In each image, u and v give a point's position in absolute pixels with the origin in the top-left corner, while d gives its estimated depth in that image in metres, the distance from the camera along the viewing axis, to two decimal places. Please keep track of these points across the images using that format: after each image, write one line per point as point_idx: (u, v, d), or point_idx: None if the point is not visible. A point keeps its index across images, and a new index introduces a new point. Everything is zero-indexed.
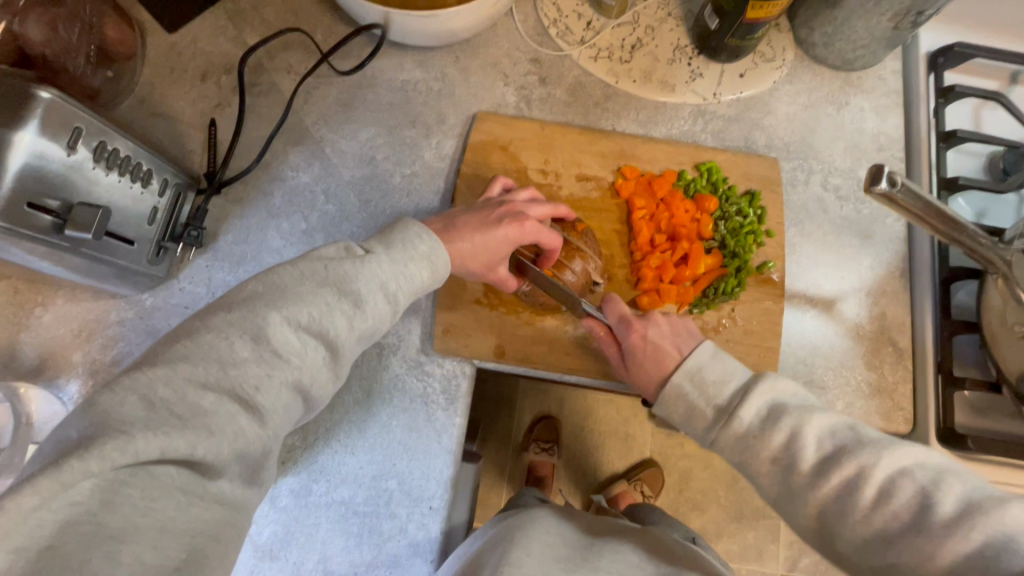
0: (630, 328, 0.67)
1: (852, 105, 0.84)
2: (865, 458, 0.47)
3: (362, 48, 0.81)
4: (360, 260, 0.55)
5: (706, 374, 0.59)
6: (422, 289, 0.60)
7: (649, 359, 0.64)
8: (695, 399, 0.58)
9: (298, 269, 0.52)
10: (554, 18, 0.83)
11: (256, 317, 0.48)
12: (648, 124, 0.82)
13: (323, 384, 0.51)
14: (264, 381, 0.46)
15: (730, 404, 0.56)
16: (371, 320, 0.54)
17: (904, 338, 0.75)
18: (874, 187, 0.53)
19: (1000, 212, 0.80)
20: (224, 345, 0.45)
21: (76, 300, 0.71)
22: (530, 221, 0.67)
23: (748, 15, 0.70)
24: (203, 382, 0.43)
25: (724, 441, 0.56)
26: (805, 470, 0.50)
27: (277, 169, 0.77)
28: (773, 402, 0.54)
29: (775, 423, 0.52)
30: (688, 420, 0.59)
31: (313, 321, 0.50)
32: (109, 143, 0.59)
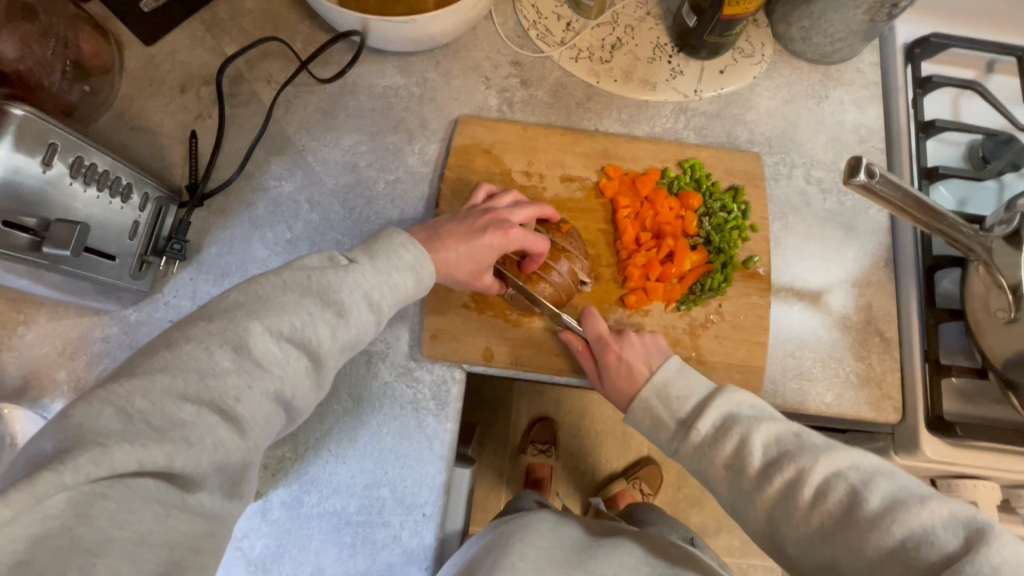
0: (606, 349, 0.68)
1: (832, 98, 0.84)
2: (804, 462, 0.51)
3: (342, 55, 0.81)
4: (343, 270, 0.55)
5: (672, 390, 0.64)
6: (407, 298, 0.59)
7: (624, 380, 0.67)
8: (660, 412, 0.64)
9: (281, 279, 0.52)
10: (534, 19, 0.83)
11: (237, 327, 0.48)
12: (631, 122, 0.82)
13: (305, 394, 0.52)
14: (244, 394, 0.47)
15: (689, 417, 0.61)
16: (355, 330, 0.54)
17: (891, 328, 0.76)
18: (852, 179, 0.54)
19: (980, 200, 0.81)
20: (205, 355, 0.46)
21: (59, 318, 0.71)
22: (515, 228, 0.67)
23: (724, 12, 0.71)
24: (183, 394, 0.44)
25: (683, 450, 0.60)
26: (753, 472, 0.54)
27: (259, 180, 0.77)
28: (727, 412, 0.58)
29: (726, 432, 0.57)
30: (654, 431, 0.64)
31: (294, 331, 0.50)
32: (86, 159, 0.59)
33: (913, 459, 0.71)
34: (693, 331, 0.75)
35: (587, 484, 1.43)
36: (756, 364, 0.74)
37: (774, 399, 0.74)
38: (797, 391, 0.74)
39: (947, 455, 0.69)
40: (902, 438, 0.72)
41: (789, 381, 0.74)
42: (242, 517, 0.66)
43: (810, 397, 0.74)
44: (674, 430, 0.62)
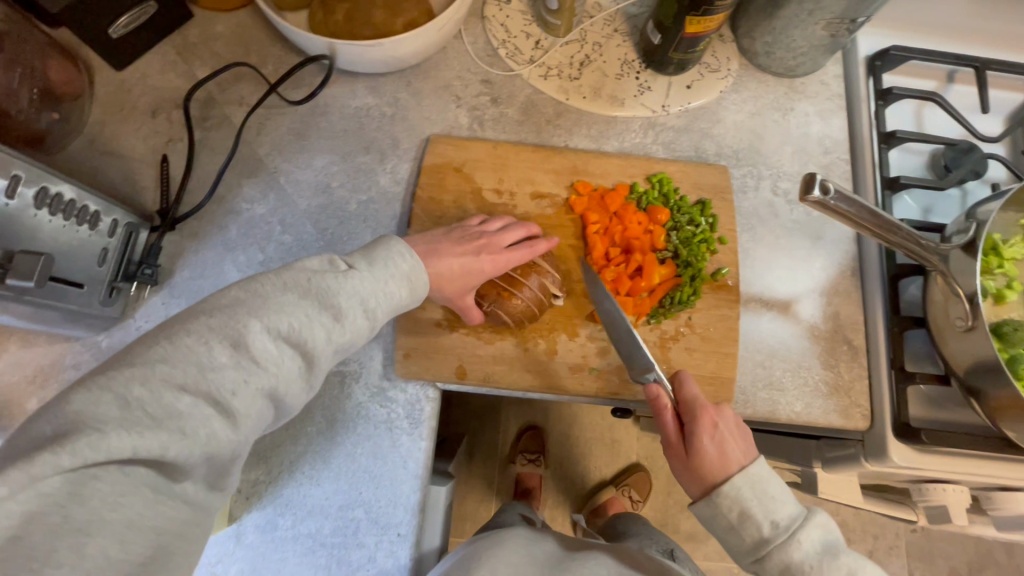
0: (702, 413, 0.63)
1: (797, 111, 0.86)
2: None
3: (313, 77, 0.82)
4: (343, 274, 0.57)
5: (769, 487, 0.59)
6: (399, 307, 0.62)
7: (715, 451, 0.61)
8: (754, 508, 0.58)
9: (283, 279, 0.53)
10: (503, 38, 0.84)
11: (237, 323, 0.48)
12: (600, 138, 0.84)
13: (295, 392, 0.52)
14: (240, 387, 0.46)
15: (786, 528, 0.57)
16: (350, 334, 0.56)
17: (858, 336, 0.77)
18: (807, 195, 0.55)
19: (945, 208, 0.82)
20: (203, 349, 0.46)
21: (30, 346, 0.70)
22: (506, 253, 0.71)
23: (687, 30, 0.72)
24: (180, 385, 0.43)
25: (772, 562, 0.57)
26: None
27: (231, 203, 0.77)
28: (826, 538, 0.57)
29: (834, 560, 0.55)
30: (735, 526, 0.59)
31: (292, 331, 0.51)
32: (51, 188, 0.58)
33: (883, 466, 0.72)
34: (663, 343, 0.76)
35: (576, 494, 1.42)
36: (726, 376, 0.75)
37: (745, 409, 0.75)
38: (767, 401, 0.75)
39: (916, 461, 0.69)
40: (872, 445, 0.73)
41: (759, 391, 0.75)
42: (216, 542, 0.66)
43: (780, 407, 0.75)
44: (766, 534, 0.57)
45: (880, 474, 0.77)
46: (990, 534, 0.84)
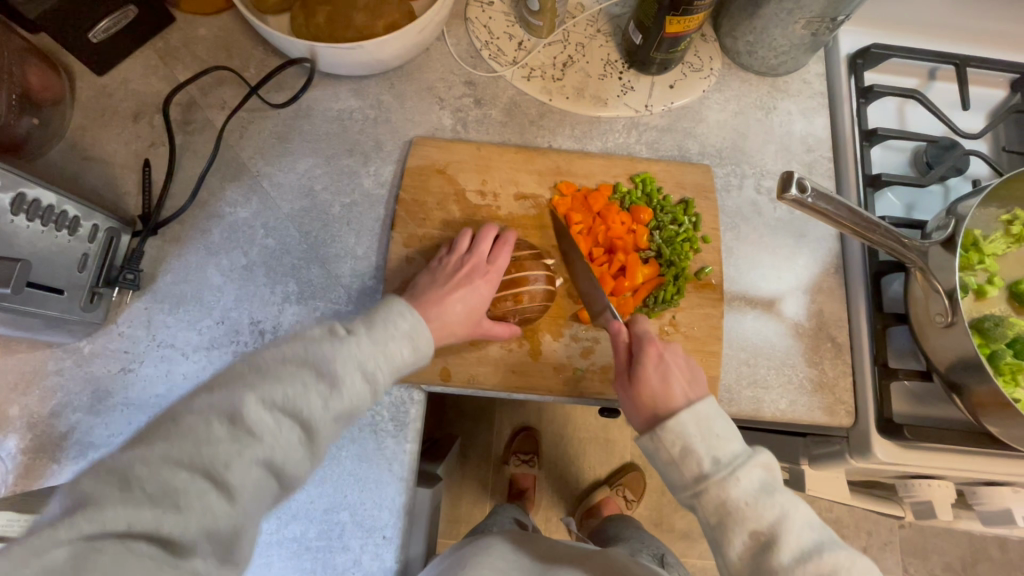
0: (648, 346, 0.65)
1: (780, 109, 0.86)
2: (840, 561, 0.49)
3: (296, 80, 0.82)
4: (341, 341, 0.55)
5: (716, 427, 0.57)
6: (405, 367, 0.59)
7: (656, 380, 0.63)
8: (697, 444, 0.56)
9: (281, 350, 0.52)
10: (486, 39, 0.85)
11: (231, 398, 0.47)
12: (584, 138, 0.84)
13: (298, 463, 0.48)
14: (230, 461, 0.44)
15: (728, 464, 0.55)
16: (352, 397, 0.53)
17: (842, 333, 0.77)
18: (785, 193, 0.55)
19: (927, 204, 0.82)
20: (202, 425, 0.45)
21: (11, 353, 0.70)
22: (492, 269, 0.72)
23: (668, 30, 0.73)
24: (177, 459, 0.43)
25: (708, 499, 0.54)
26: (783, 557, 0.50)
27: (214, 207, 0.77)
28: (766, 477, 0.54)
29: (769, 499, 0.52)
30: (676, 463, 0.57)
31: (286, 399, 0.49)
32: (28, 194, 0.58)
33: (867, 463, 0.72)
34: None
35: (569, 494, 1.42)
36: (711, 374, 0.75)
37: (730, 407, 0.75)
38: (752, 399, 0.75)
39: (899, 457, 0.70)
40: (856, 442, 0.73)
41: (745, 389, 0.76)
42: None
43: (765, 404, 0.75)
44: (706, 470, 0.55)
45: (866, 470, 0.77)
46: (977, 528, 0.84)
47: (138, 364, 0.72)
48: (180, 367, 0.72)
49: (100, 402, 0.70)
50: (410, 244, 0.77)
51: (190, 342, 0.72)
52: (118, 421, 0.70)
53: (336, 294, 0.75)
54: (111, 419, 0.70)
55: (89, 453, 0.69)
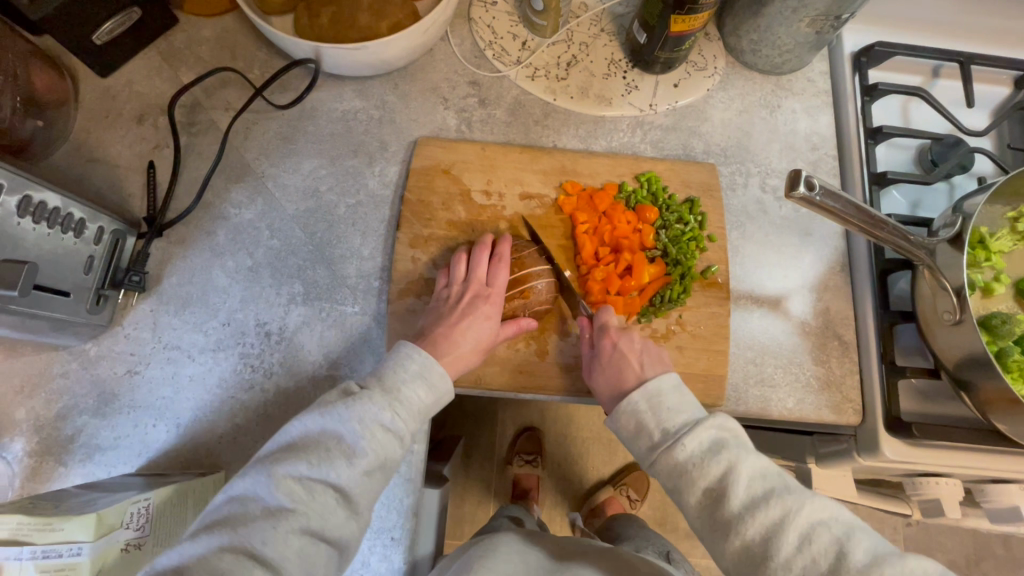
0: (605, 333, 0.69)
1: (785, 108, 0.86)
2: (787, 505, 0.51)
3: (300, 81, 0.82)
4: (353, 398, 0.59)
5: (665, 400, 0.60)
6: (422, 411, 0.63)
7: (611, 365, 0.66)
8: (647, 418, 0.60)
9: (301, 420, 0.58)
10: (490, 40, 0.85)
11: (263, 475, 0.54)
12: (588, 138, 0.84)
13: (340, 523, 0.55)
14: (271, 534, 0.51)
15: (676, 433, 0.58)
16: (374, 454, 0.57)
17: (848, 331, 0.77)
18: (793, 191, 0.55)
19: (932, 202, 0.82)
20: (240, 509, 0.52)
21: (16, 356, 0.70)
22: (493, 292, 0.72)
23: (672, 29, 0.73)
24: (221, 544, 0.49)
25: (662, 464, 0.57)
26: (733, 505, 0.53)
27: (219, 208, 0.77)
28: (718, 437, 0.56)
29: (713, 456, 0.55)
30: (635, 437, 0.61)
31: (316, 469, 0.55)
32: (35, 197, 0.58)
33: (874, 460, 0.72)
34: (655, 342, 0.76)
35: (574, 494, 1.42)
36: (718, 373, 0.75)
37: (737, 406, 0.75)
38: (759, 398, 0.75)
39: (906, 455, 0.70)
40: (864, 440, 0.73)
41: (751, 388, 0.75)
42: None
43: (772, 403, 0.75)
44: (657, 440, 0.58)
45: (873, 468, 0.77)
46: (985, 526, 0.84)
47: (144, 366, 0.71)
48: (186, 369, 0.71)
49: (107, 404, 0.70)
50: (415, 245, 0.76)
51: (197, 344, 0.72)
52: (125, 423, 0.70)
53: (341, 295, 0.75)
54: (117, 422, 0.70)
55: (95, 456, 0.69)
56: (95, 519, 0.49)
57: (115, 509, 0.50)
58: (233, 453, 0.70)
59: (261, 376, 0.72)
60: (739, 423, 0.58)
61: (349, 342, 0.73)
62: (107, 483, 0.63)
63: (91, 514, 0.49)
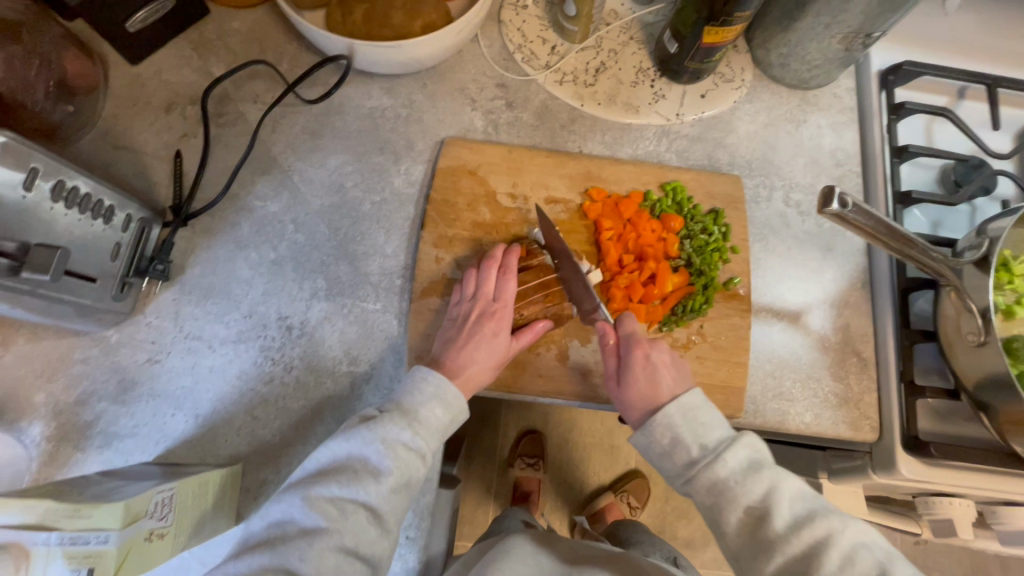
0: (635, 345, 0.68)
1: (810, 122, 0.87)
2: (833, 525, 0.52)
3: (329, 77, 0.82)
4: (374, 422, 0.61)
5: (700, 414, 0.61)
6: (441, 429, 0.64)
7: (643, 379, 0.65)
8: (684, 434, 0.60)
9: (328, 446, 0.60)
10: (519, 42, 0.85)
11: (296, 498, 0.56)
12: (614, 145, 0.84)
13: (372, 540, 0.56)
14: (307, 552, 0.53)
15: (714, 449, 0.58)
16: (398, 473, 0.59)
17: (867, 348, 0.77)
18: (825, 208, 0.54)
19: (953, 223, 0.82)
20: (279, 532, 0.55)
21: (38, 340, 0.70)
22: (499, 307, 0.72)
23: (704, 40, 0.73)
24: (261, 565, 0.52)
25: (699, 483, 0.58)
26: (777, 525, 0.53)
27: (245, 200, 0.77)
28: (753, 456, 0.57)
29: (755, 475, 0.56)
30: (669, 452, 0.61)
31: (346, 490, 0.57)
32: (68, 182, 0.58)
33: (890, 477, 0.72)
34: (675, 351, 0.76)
35: (576, 500, 1.42)
36: (737, 385, 0.75)
37: (755, 419, 0.75)
38: (777, 411, 0.75)
39: (923, 474, 0.69)
40: (880, 457, 0.73)
41: (769, 401, 0.76)
42: (225, 542, 0.68)
43: (789, 417, 0.75)
44: (694, 456, 0.59)
45: (886, 485, 0.77)
46: (992, 547, 0.84)
47: (165, 355, 0.71)
48: (206, 360, 0.71)
49: (126, 391, 0.70)
50: (439, 245, 0.76)
51: (217, 335, 0.72)
52: (143, 412, 0.70)
53: (364, 291, 0.75)
54: (136, 410, 0.70)
55: (113, 443, 0.69)
56: (124, 508, 0.49)
57: (141, 498, 0.50)
58: (250, 446, 0.70)
59: (280, 369, 0.72)
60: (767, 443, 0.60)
61: (369, 338, 0.73)
62: (127, 471, 0.63)
63: (119, 503, 0.48)
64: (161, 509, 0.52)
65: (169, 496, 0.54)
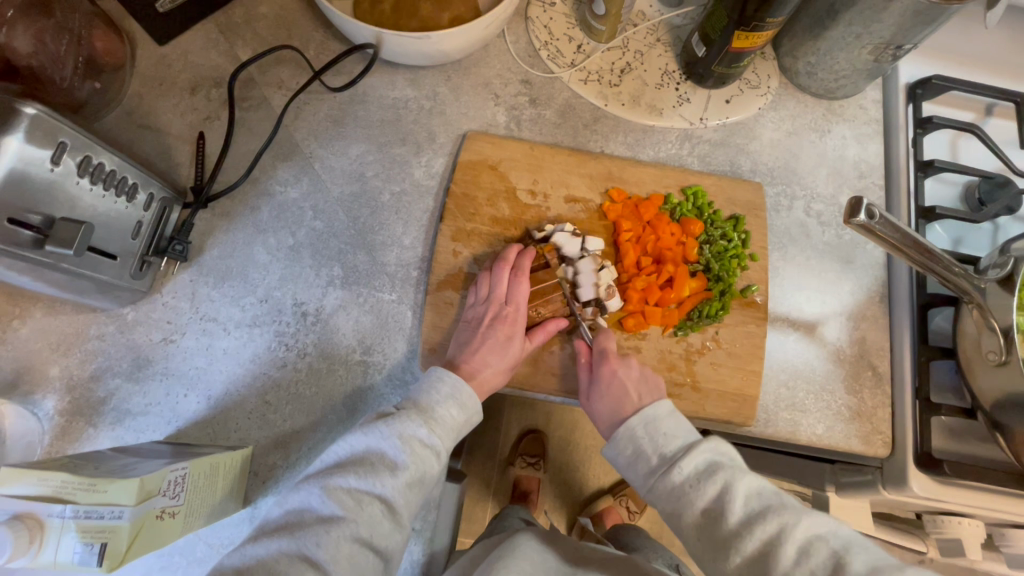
0: (606, 359, 0.69)
1: (834, 133, 0.86)
2: (785, 519, 0.52)
3: (354, 66, 0.82)
4: (391, 417, 0.61)
5: (661, 426, 0.62)
6: (456, 429, 0.64)
7: (609, 394, 0.67)
8: (644, 444, 0.62)
9: (347, 439, 0.61)
10: (546, 40, 0.84)
11: (314, 488, 0.57)
12: (636, 146, 0.83)
13: (386, 533, 0.57)
14: (323, 539, 0.53)
15: (672, 456, 0.60)
16: (415, 467, 0.59)
17: (882, 362, 0.76)
18: (853, 219, 0.53)
19: (975, 241, 0.81)
20: (297, 519, 0.55)
21: (55, 314, 0.70)
22: (511, 310, 0.71)
23: (733, 44, 0.72)
24: (282, 548, 0.53)
25: (660, 488, 0.59)
26: (731, 523, 0.54)
27: (265, 184, 0.77)
28: (710, 458, 0.58)
29: (708, 477, 0.56)
30: (633, 463, 0.63)
31: (362, 481, 0.57)
32: (93, 158, 0.59)
33: (899, 494, 0.71)
34: (689, 357, 0.75)
35: (575, 501, 1.42)
36: (750, 393, 0.75)
37: (766, 428, 0.75)
38: (788, 421, 0.75)
39: (935, 492, 0.69)
40: (891, 472, 0.73)
41: (781, 411, 0.75)
42: (232, 524, 0.68)
43: (800, 428, 0.74)
44: (654, 464, 0.60)
45: (895, 502, 0.76)
46: (997, 571, 0.83)
47: (181, 336, 0.72)
48: (221, 342, 0.72)
49: (140, 369, 0.70)
50: (457, 238, 0.76)
51: (233, 318, 0.72)
52: (156, 390, 0.70)
53: (380, 281, 0.75)
54: (149, 388, 0.70)
55: (125, 420, 0.69)
56: (138, 485, 0.48)
57: (157, 475, 0.50)
58: (261, 429, 0.70)
59: (294, 355, 0.72)
60: (732, 446, 0.60)
61: (383, 328, 0.73)
62: (138, 448, 0.63)
63: (133, 477, 0.49)
64: (174, 487, 0.52)
65: (183, 474, 0.53)
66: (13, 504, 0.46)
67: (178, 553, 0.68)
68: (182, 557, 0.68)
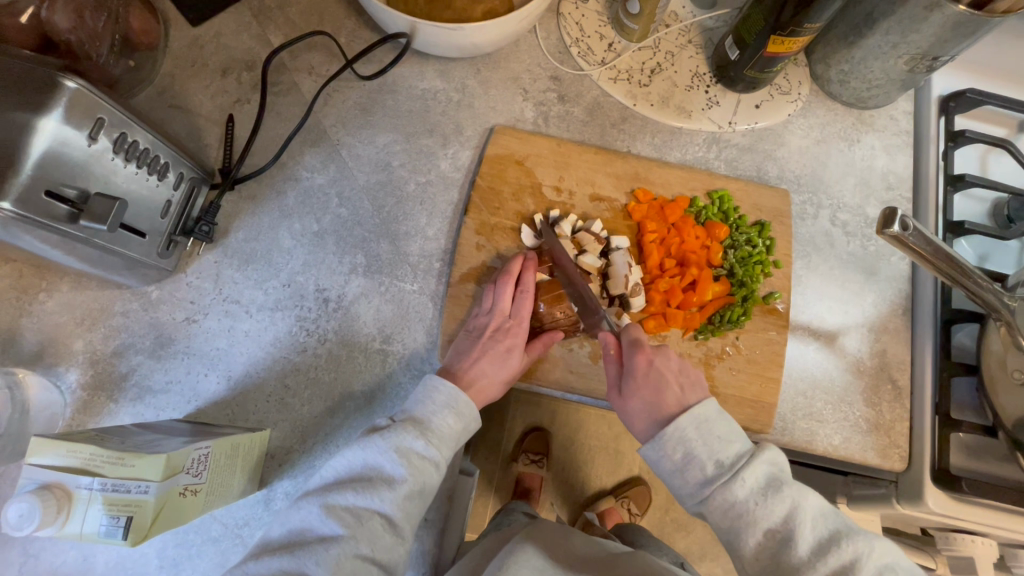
0: (639, 350, 0.68)
1: (863, 143, 0.85)
2: (859, 547, 0.53)
3: (385, 55, 0.82)
4: (385, 431, 0.61)
5: (713, 429, 0.60)
6: (453, 438, 0.64)
7: (647, 386, 0.65)
8: (699, 449, 0.59)
9: (345, 454, 0.61)
10: (577, 36, 0.84)
11: (313, 508, 0.57)
12: (663, 148, 0.83)
13: (387, 547, 0.58)
14: (323, 556, 0.54)
15: (731, 467, 0.58)
16: (413, 480, 0.60)
17: (903, 376, 0.76)
18: (885, 230, 0.52)
19: (1001, 258, 0.80)
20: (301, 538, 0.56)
21: (81, 289, 0.71)
22: (513, 325, 0.70)
23: (768, 49, 0.71)
24: (282, 568, 0.53)
25: (717, 502, 0.58)
26: (801, 550, 0.54)
27: (292, 169, 0.77)
28: (772, 474, 0.57)
29: (775, 496, 0.56)
30: (683, 467, 0.60)
31: (361, 497, 0.58)
32: (129, 136, 0.59)
33: (915, 509, 0.71)
34: (708, 361, 0.75)
35: (578, 500, 1.42)
36: (767, 401, 0.74)
37: (782, 436, 0.75)
38: (806, 431, 0.74)
39: (949, 508, 0.68)
40: (907, 488, 0.72)
41: (798, 420, 0.75)
42: (246, 505, 0.68)
43: (818, 438, 0.74)
44: (710, 473, 0.58)
45: (908, 518, 0.76)
46: None
47: (201, 316, 0.72)
48: (241, 324, 0.72)
49: (162, 347, 0.71)
50: (481, 232, 0.76)
51: (256, 301, 0.73)
52: (177, 368, 0.70)
53: (403, 271, 0.75)
54: (170, 365, 0.71)
55: (145, 397, 0.70)
56: (164, 461, 0.49)
57: (181, 452, 0.50)
58: (278, 412, 0.70)
59: (313, 341, 0.72)
60: (785, 457, 0.60)
61: (403, 318, 0.73)
62: (159, 425, 0.64)
63: (160, 453, 0.49)
64: (197, 466, 0.52)
65: (205, 454, 0.54)
66: (42, 474, 0.47)
67: (193, 531, 0.68)
68: (197, 535, 0.68)
